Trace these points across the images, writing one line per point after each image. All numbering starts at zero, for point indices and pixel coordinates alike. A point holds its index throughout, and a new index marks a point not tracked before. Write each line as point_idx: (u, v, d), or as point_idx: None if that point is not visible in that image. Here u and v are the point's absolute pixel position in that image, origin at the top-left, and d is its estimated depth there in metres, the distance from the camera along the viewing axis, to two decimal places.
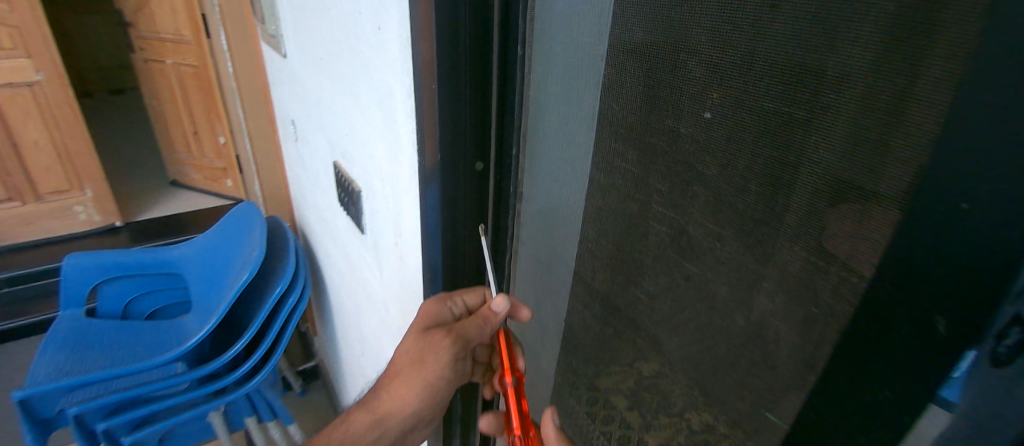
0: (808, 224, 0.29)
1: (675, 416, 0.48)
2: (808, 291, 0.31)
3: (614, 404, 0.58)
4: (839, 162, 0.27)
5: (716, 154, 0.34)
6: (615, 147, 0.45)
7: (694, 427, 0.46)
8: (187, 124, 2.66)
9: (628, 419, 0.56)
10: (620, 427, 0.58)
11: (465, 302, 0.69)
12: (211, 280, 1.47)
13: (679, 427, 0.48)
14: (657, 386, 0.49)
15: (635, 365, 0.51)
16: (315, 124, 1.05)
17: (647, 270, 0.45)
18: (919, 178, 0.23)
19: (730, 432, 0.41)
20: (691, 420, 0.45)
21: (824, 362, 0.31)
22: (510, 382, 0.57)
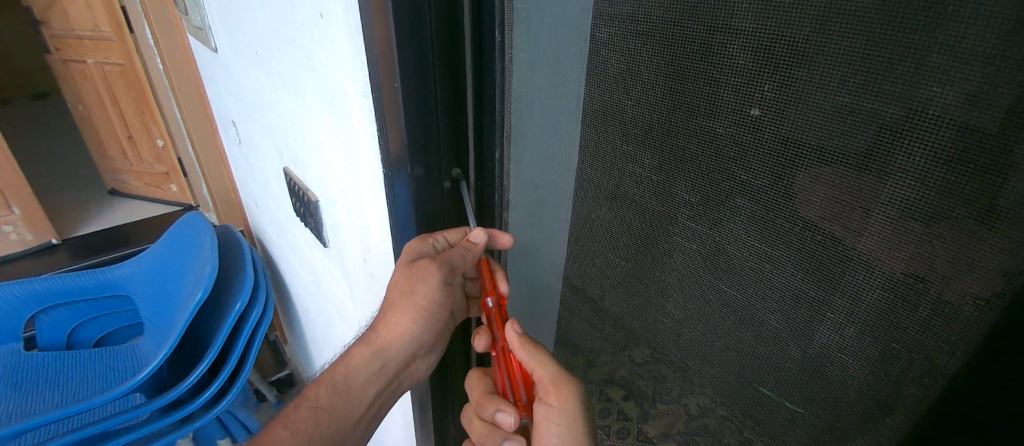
0: (889, 247, 0.24)
1: (673, 402, 0.44)
2: (889, 326, 0.26)
3: (618, 406, 0.52)
4: (939, 172, 0.22)
5: (766, 160, 0.28)
6: (624, 150, 0.38)
7: (692, 412, 0.42)
8: (119, 128, 2.40)
9: (625, 410, 0.51)
10: (618, 418, 0.53)
11: (446, 238, 0.55)
12: (163, 299, 1.24)
13: (679, 413, 0.44)
14: (677, 404, 0.43)
15: (639, 367, 0.46)
16: (259, 126, 0.93)
17: (670, 291, 0.39)
18: None
19: (752, 435, 0.37)
20: (690, 404, 0.42)
21: (919, 398, 0.26)
22: (490, 302, 0.53)
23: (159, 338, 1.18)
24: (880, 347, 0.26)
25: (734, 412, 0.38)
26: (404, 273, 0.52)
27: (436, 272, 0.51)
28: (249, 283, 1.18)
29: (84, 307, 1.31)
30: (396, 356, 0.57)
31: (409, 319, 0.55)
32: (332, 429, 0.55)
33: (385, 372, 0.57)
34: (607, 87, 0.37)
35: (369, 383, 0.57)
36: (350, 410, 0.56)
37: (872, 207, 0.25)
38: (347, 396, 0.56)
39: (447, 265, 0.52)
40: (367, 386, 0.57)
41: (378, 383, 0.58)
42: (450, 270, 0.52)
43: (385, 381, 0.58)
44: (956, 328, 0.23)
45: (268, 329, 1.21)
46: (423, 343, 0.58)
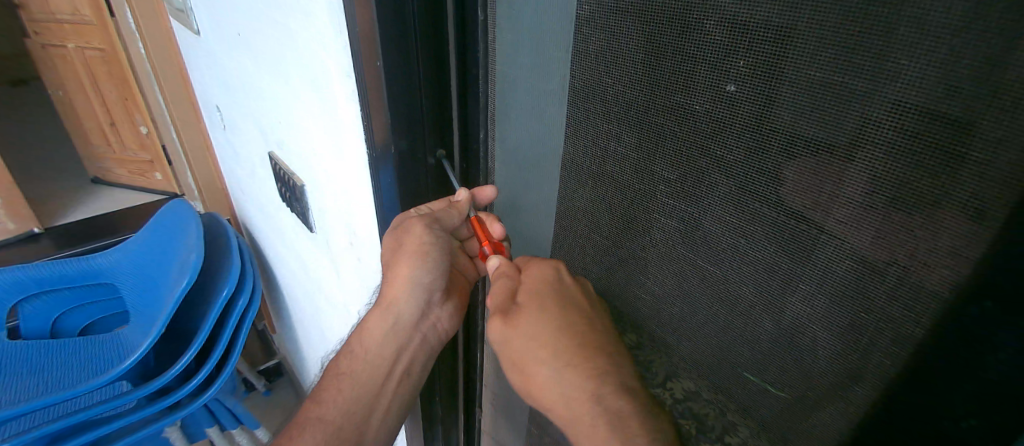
0: (860, 218, 0.25)
1: (658, 385, 0.45)
2: (857, 296, 0.27)
3: None
4: (907, 142, 0.22)
5: (741, 136, 0.29)
6: (604, 129, 0.38)
7: (677, 396, 0.43)
8: (101, 114, 2.35)
9: None
10: None
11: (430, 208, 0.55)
12: (147, 286, 1.22)
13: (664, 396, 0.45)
14: (658, 382, 0.45)
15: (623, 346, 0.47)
16: (242, 110, 0.92)
17: (650, 269, 0.39)
18: None
19: (731, 412, 0.38)
20: (675, 388, 0.43)
21: (883, 370, 0.27)
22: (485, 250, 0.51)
23: (144, 325, 1.17)
24: (851, 317, 0.27)
25: (718, 396, 0.39)
26: (392, 237, 0.52)
27: (422, 228, 0.51)
28: (235, 270, 1.17)
29: (70, 295, 1.29)
30: (406, 310, 0.57)
31: (404, 279, 0.54)
32: (355, 404, 0.58)
33: (400, 328, 0.57)
34: (588, 66, 0.37)
35: (385, 343, 0.58)
36: (373, 374, 0.59)
37: (843, 179, 0.25)
38: (368, 359, 0.59)
39: (432, 220, 0.52)
40: (384, 348, 0.58)
41: (394, 342, 0.58)
42: (434, 223, 0.52)
43: (402, 336, 0.58)
44: (921, 298, 0.24)
45: (255, 316, 1.20)
46: (435, 287, 0.57)
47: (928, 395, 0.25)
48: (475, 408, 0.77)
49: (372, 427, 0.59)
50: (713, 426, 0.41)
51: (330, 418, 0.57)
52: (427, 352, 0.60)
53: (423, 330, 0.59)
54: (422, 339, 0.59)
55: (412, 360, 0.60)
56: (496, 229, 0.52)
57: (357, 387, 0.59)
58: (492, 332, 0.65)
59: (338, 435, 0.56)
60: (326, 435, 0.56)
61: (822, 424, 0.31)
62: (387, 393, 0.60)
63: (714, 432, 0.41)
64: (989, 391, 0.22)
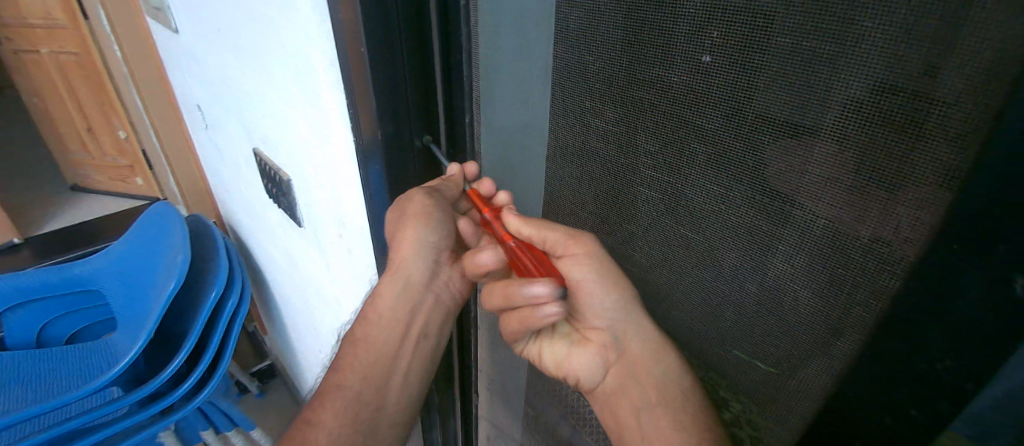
0: (832, 178, 0.26)
1: None
2: (834, 252, 0.28)
3: None
4: (874, 103, 0.24)
5: (718, 105, 0.30)
6: (587, 106, 0.39)
7: None
8: (78, 120, 2.30)
9: None
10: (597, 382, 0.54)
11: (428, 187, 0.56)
12: (135, 290, 1.21)
13: None
14: None
15: None
16: (225, 107, 0.91)
17: (637, 242, 0.41)
18: (977, 113, 0.20)
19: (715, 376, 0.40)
20: None
21: (858, 325, 0.28)
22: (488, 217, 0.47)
23: (133, 329, 1.15)
24: (829, 272, 0.28)
25: (713, 376, 0.41)
26: (395, 210, 0.53)
27: (425, 196, 0.52)
28: (224, 270, 1.16)
29: (55, 302, 1.27)
30: (416, 270, 0.57)
31: (412, 243, 0.55)
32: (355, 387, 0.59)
33: (413, 287, 0.58)
34: (569, 45, 0.38)
35: (398, 306, 0.58)
36: (388, 339, 0.59)
37: (815, 141, 0.26)
38: (383, 323, 0.59)
39: (433, 190, 0.53)
40: (398, 308, 0.58)
41: (407, 304, 0.58)
42: (432, 193, 0.53)
43: (415, 295, 0.58)
44: (893, 250, 0.25)
45: (245, 316, 1.20)
46: (440, 247, 0.58)
47: (908, 341, 0.25)
48: (471, 393, 0.77)
49: (394, 390, 0.60)
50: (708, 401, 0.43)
51: (349, 386, 0.57)
52: (441, 312, 0.61)
53: (435, 290, 0.60)
54: (435, 299, 0.60)
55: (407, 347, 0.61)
56: (485, 186, 0.52)
57: (376, 351, 0.58)
58: (485, 317, 0.66)
59: (359, 400, 0.57)
60: (346, 402, 0.57)
61: (803, 381, 0.33)
62: (406, 352, 0.60)
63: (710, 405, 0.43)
64: (964, 326, 0.22)
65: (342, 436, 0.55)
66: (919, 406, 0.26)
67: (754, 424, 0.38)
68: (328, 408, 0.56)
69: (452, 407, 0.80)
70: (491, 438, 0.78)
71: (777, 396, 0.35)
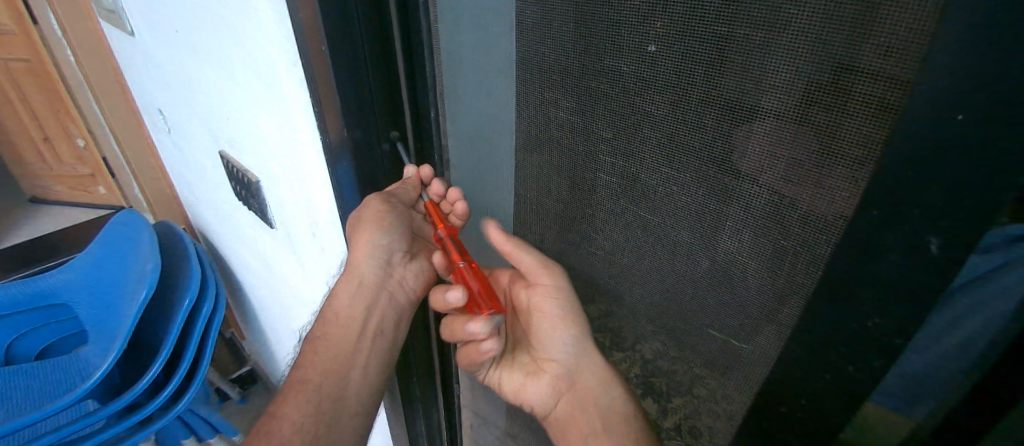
0: (770, 156, 0.28)
1: (627, 349, 0.49)
2: (776, 225, 0.30)
3: None
4: (804, 83, 0.26)
5: (666, 91, 0.31)
6: (546, 97, 0.40)
7: (646, 357, 0.46)
8: (32, 129, 2.20)
9: None
10: None
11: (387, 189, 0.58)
12: (102, 302, 1.18)
13: (633, 359, 0.49)
14: (614, 332, 0.49)
15: (585, 308, 0.51)
16: (187, 110, 0.89)
17: (600, 227, 0.42)
18: (889, 89, 0.23)
19: (679, 354, 0.42)
20: (643, 350, 0.46)
21: (800, 292, 0.30)
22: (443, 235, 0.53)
23: (103, 342, 1.12)
24: (773, 245, 0.31)
25: (685, 354, 0.41)
26: (353, 217, 0.55)
27: (381, 203, 0.54)
28: (196, 277, 1.14)
29: (19, 319, 1.23)
30: (370, 270, 0.59)
31: (367, 241, 0.56)
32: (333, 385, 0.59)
33: (367, 286, 0.60)
34: (527, 37, 0.39)
35: (355, 305, 0.60)
36: (347, 334, 0.60)
37: (755, 122, 0.28)
38: (340, 320, 0.60)
39: (386, 195, 0.55)
40: (355, 307, 0.60)
41: (363, 302, 0.60)
42: (382, 201, 0.54)
43: (370, 294, 0.60)
44: (827, 219, 0.27)
45: (220, 321, 1.18)
46: (395, 248, 0.60)
47: (836, 295, 0.27)
48: (452, 384, 0.79)
49: (354, 384, 0.60)
50: (681, 380, 0.43)
51: (311, 380, 0.58)
52: (394, 310, 0.63)
53: (389, 288, 0.62)
54: (389, 298, 0.62)
55: (384, 342, 0.61)
56: (435, 187, 0.56)
57: (335, 347, 0.60)
58: None
59: (321, 393, 0.57)
60: (309, 396, 0.57)
61: (759, 346, 0.34)
62: (362, 350, 0.60)
63: (682, 385, 0.43)
64: (893, 283, 0.24)
65: (307, 426, 0.55)
66: (855, 361, 0.28)
67: (728, 398, 0.39)
68: (290, 402, 0.56)
69: (434, 399, 0.81)
70: (472, 426, 0.80)
71: (733, 364, 0.37)
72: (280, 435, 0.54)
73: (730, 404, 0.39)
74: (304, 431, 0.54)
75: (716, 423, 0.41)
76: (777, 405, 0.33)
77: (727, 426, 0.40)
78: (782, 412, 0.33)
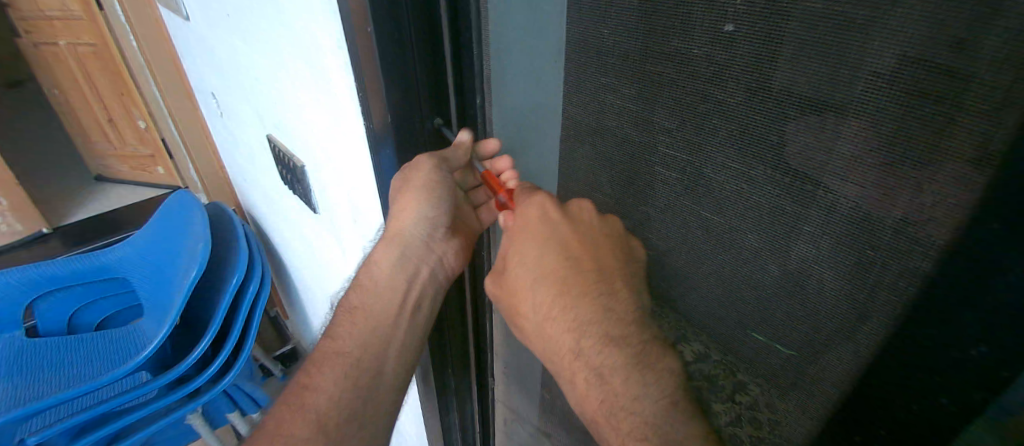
0: (862, 154, 0.25)
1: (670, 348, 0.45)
2: (859, 233, 0.27)
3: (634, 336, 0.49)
4: (908, 70, 0.22)
5: (741, 78, 0.28)
6: (602, 83, 0.38)
7: (688, 359, 0.43)
8: (99, 111, 2.34)
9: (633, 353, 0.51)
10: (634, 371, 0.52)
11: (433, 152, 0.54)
12: (158, 277, 1.24)
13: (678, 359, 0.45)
14: None
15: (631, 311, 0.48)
16: (238, 94, 0.91)
17: (654, 225, 0.40)
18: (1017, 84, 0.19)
19: (725, 360, 0.40)
20: (685, 351, 0.43)
21: (883, 311, 0.27)
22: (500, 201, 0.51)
23: (159, 314, 1.19)
24: (855, 256, 0.27)
25: (728, 358, 0.40)
26: (399, 177, 0.52)
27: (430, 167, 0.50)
28: (244, 256, 1.17)
29: (84, 290, 1.31)
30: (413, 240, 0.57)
31: (411, 219, 0.55)
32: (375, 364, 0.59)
33: (408, 260, 0.58)
34: (583, 19, 0.37)
35: (396, 276, 0.59)
36: (387, 306, 0.59)
37: (845, 113, 0.25)
38: (379, 291, 0.59)
39: (438, 159, 0.51)
40: (396, 280, 0.59)
41: (406, 273, 0.59)
42: (440, 163, 0.51)
43: (411, 265, 0.59)
44: (926, 229, 0.24)
45: (266, 301, 1.22)
46: (440, 222, 0.57)
47: (939, 322, 0.24)
48: (488, 380, 0.78)
49: (398, 373, 0.60)
50: (723, 386, 0.41)
51: (347, 352, 0.58)
52: (435, 286, 0.61)
53: (431, 262, 0.59)
54: (430, 272, 0.60)
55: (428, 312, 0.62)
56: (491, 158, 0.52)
57: (372, 320, 0.59)
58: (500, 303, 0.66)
59: (358, 366, 0.57)
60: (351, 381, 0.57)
61: (831, 370, 0.31)
62: (401, 326, 0.60)
63: (725, 392, 0.41)
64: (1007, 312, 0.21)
65: (344, 401, 0.55)
66: (950, 393, 0.25)
67: (771, 408, 0.37)
68: (330, 380, 0.56)
69: (469, 388, 0.80)
70: (507, 421, 0.80)
71: (797, 382, 0.34)
72: (315, 406, 0.55)
73: (794, 430, 0.35)
74: (341, 409, 0.55)
75: (773, 436, 0.37)
76: (852, 434, 0.31)
77: None
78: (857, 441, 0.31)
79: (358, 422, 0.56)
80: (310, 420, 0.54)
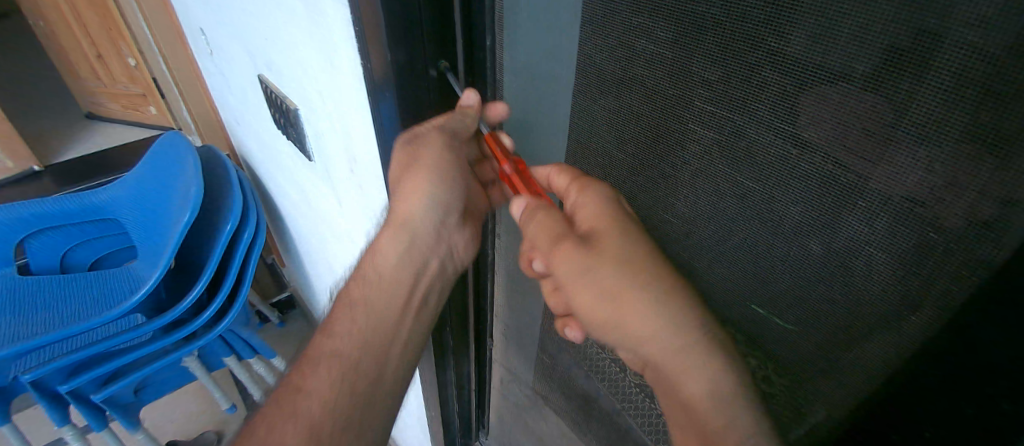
0: (940, 121, 0.21)
1: None
2: (924, 214, 0.23)
3: None
4: (1018, 24, 0.18)
5: (802, 22, 0.24)
6: (634, 23, 0.33)
7: None
8: (86, 45, 2.23)
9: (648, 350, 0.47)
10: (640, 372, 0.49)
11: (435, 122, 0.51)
12: (149, 221, 1.21)
13: None
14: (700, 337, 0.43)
15: None
16: (227, 30, 0.84)
17: (679, 190, 0.37)
18: None
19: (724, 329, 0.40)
20: None
21: (939, 301, 0.24)
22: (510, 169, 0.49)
23: (151, 259, 1.17)
24: (915, 238, 0.24)
25: (730, 329, 0.40)
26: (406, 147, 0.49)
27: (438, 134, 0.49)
28: (237, 204, 1.13)
29: (75, 231, 1.29)
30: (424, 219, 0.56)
31: (404, 169, 0.51)
32: (373, 324, 0.57)
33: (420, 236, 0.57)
34: None
35: (402, 251, 0.58)
36: (392, 282, 0.58)
37: (929, 72, 0.21)
38: (392, 268, 0.58)
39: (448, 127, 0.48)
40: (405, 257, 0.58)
41: (411, 250, 0.58)
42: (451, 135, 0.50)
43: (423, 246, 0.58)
44: (1009, 213, 0.20)
45: (261, 248, 1.19)
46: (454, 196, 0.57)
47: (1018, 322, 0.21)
48: (485, 339, 0.77)
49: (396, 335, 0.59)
50: None
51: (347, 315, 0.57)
52: (444, 260, 0.60)
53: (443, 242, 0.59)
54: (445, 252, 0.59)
55: (429, 271, 0.60)
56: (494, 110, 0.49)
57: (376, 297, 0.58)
58: (502, 265, 0.64)
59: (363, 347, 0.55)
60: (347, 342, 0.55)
61: (863, 355, 0.29)
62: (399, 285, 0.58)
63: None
64: None
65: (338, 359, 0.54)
66: (1015, 398, 0.22)
67: (770, 380, 0.38)
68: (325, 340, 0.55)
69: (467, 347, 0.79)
70: (503, 380, 0.80)
71: (822, 367, 0.32)
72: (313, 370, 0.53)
73: (812, 413, 0.34)
74: (343, 396, 0.53)
75: (773, 408, 0.38)
76: (886, 433, 0.30)
77: (782, 424, 0.38)
78: (899, 433, 0.29)
79: (356, 408, 0.54)
80: (306, 406, 0.52)
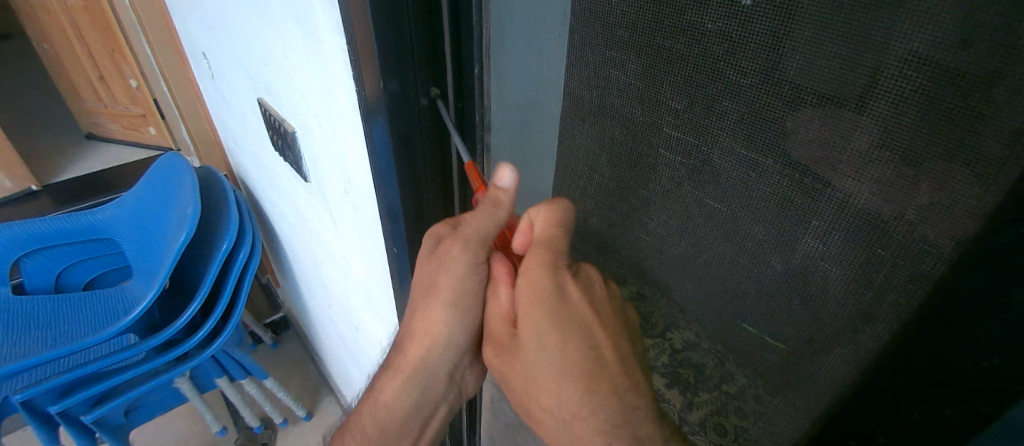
0: (878, 146, 0.23)
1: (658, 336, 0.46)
2: (870, 232, 0.25)
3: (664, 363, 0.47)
4: (934, 62, 0.20)
5: (755, 56, 0.26)
6: (609, 56, 0.35)
7: (676, 346, 0.44)
8: (89, 68, 2.27)
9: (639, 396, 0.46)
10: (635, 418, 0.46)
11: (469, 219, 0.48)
12: (146, 240, 1.22)
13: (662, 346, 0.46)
14: (690, 359, 0.43)
15: (665, 335, 0.45)
16: (229, 55, 0.88)
17: (655, 210, 0.38)
18: None
19: (710, 346, 0.40)
20: (674, 338, 0.44)
21: (887, 314, 0.26)
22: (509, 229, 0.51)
23: (146, 278, 1.17)
24: (863, 253, 0.26)
25: (714, 345, 0.40)
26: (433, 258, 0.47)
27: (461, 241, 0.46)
28: (234, 224, 1.13)
29: (71, 250, 1.29)
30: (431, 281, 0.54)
31: (398, 188, 0.53)
32: None
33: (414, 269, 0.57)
34: None
35: None
36: None
37: (864, 102, 0.23)
38: None
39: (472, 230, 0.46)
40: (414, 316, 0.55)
41: None
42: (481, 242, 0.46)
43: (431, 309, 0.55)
44: (942, 230, 0.22)
45: (256, 268, 1.20)
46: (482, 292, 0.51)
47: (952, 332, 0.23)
48: None
49: None
50: (710, 375, 0.42)
51: None
52: None
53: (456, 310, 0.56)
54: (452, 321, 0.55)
55: None
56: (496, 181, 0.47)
57: None
58: None
59: None
60: None
61: (827, 367, 0.30)
62: None
63: (712, 381, 0.42)
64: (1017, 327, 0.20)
65: None
66: (954, 405, 0.24)
67: (758, 398, 0.37)
68: None
69: None
70: (494, 399, 0.80)
71: (795, 379, 0.33)
72: None
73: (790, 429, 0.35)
74: None
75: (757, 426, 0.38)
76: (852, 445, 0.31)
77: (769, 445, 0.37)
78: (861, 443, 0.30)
79: None
80: None
